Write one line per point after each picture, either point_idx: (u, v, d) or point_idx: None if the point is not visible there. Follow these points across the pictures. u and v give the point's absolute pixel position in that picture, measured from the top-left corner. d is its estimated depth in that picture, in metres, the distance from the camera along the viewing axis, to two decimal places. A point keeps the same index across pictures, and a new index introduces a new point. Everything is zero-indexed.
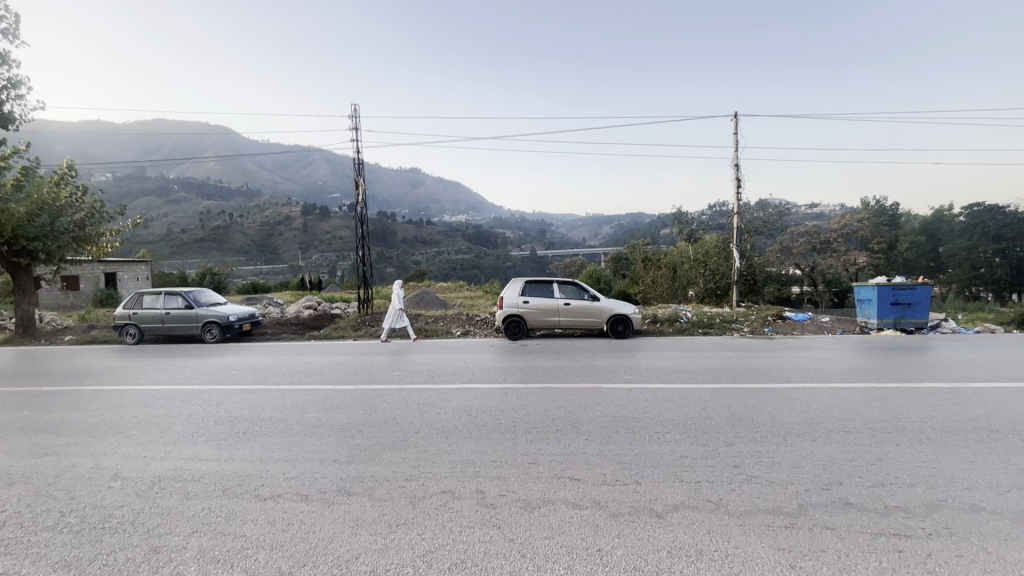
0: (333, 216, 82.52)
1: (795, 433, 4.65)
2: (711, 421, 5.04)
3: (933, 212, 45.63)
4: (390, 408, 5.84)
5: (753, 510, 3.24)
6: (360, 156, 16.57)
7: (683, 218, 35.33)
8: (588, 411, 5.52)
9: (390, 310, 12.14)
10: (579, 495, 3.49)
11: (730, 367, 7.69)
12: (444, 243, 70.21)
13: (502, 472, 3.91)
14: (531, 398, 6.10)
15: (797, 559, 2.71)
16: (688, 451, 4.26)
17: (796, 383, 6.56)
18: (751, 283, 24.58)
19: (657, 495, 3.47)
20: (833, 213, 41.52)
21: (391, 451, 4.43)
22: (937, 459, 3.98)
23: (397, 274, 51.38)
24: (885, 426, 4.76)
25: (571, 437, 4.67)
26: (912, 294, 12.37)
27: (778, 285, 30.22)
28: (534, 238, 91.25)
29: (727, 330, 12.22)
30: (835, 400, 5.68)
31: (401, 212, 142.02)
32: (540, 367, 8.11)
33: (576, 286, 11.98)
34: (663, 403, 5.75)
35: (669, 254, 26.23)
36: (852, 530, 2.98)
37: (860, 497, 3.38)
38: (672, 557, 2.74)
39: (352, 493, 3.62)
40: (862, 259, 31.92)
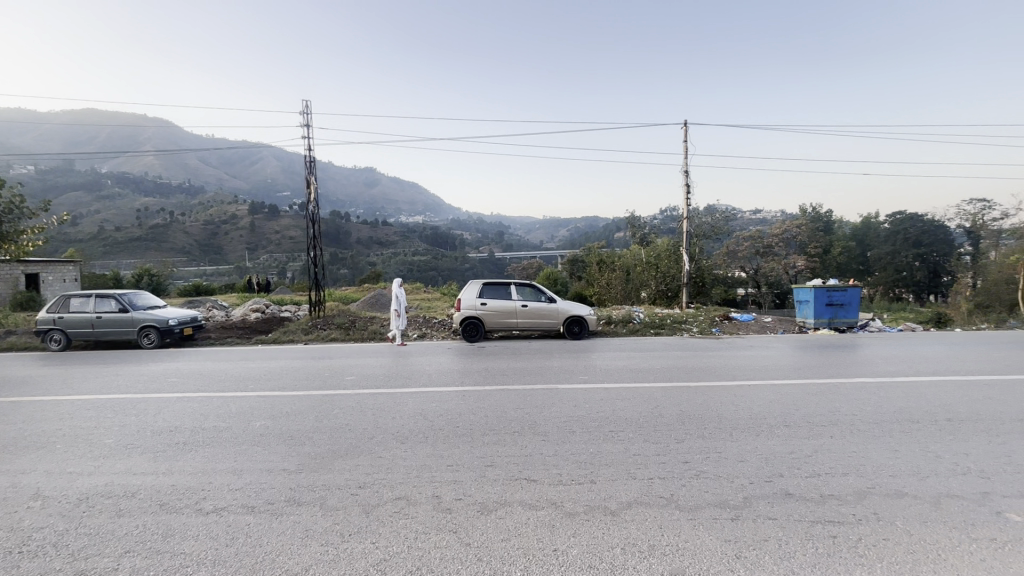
0: (284, 215, 79.61)
1: (740, 428, 4.88)
2: (662, 419, 5.20)
3: (862, 218, 49.15)
4: (343, 413, 5.69)
5: (701, 504, 3.36)
6: (312, 153, 16.03)
7: (636, 222, 36.48)
8: (545, 411, 5.58)
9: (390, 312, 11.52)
10: (536, 496, 3.52)
11: (680, 366, 7.98)
12: (400, 244, 69.13)
13: (458, 476, 3.89)
14: (488, 400, 6.09)
15: (742, 549, 2.83)
16: (641, 449, 4.37)
17: (740, 380, 6.88)
18: (700, 285, 25.62)
19: (612, 493, 3.55)
20: (774, 219, 43.98)
21: (344, 459, 4.31)
22: (865, 449, 4.28)
23: (351, 276, 50.13)
24: (821, 420, 5.07)
25: (528, 438, 4.70)
26: (844, 295, 13.25)
27: (724, 287, 31.69)
28: (491, 240, 91.39)
29: (678, 331, 12.67)
30: (776, 396, 6.00)
31: (355, 211, 138.45)
32: (497, 368, 8.11)
33: (534, 288, 12.08)
34: (617, 402, 5.89)
35: (623, 257, 26.95)
36: (791, 519, 3.15)
37: (799, 488, 3.58)
38: (625, 553, 2.81)
39: (302, 503, 3.49)
40: (800, 263, 33.94)
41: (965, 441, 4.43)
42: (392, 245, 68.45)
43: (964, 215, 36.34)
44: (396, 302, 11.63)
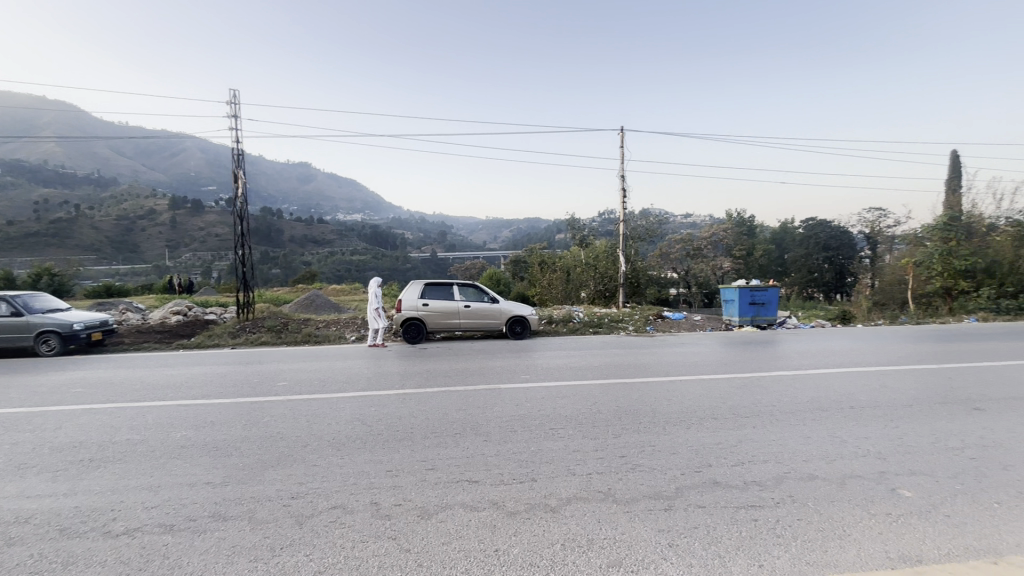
0: (209, 210, 74.49)
1: (673, 421, 5.12)
2: (601, 415, 5.35)
3: (780, 224, 53.28)
4: (275, 421, 5.39)
5: (637, 496, 3.50)
6: (240, 145, 15.08)
7: (576, 224, 37.45)
8: (487, 412, 5.59)
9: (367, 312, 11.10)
10: (477, 497, 3.51)
11: (616, 363, 8.27)
12: (338, 243, 66.73)
13: (398, 481, 3.81)
14: (430, 402, 6.01)
15: (675, 538, 2.97)
16: (580, 445, 4.48)
17: (672, 376, 7.23)
18: (635, 286, 26.70)
19: (552, 490, 3.61)
20: (703, 222, 46.67)
21: (275, 468, 4.09)
22: (783, 437, 4.63)
23: (284, 276, 47.76)
24: (744, 411, 5.44)
25: (469, 440, 4.68)
26: (765, 294, 14.27)
27: (658, 287, 33.24)
28: (433, 239, 90.21)
29: (615, 329, 13.12)
30: (704, 390, 6.35)
31: (288, 208, 131.72)
32: (439, 370, 8.01)
33: (476, 288, 12.06)
34: (557, 400, 6.00)
35: (564, 257, 27.53)
36: (718, 506, 3.35)
37: (725, 476, 3.81)
38: (565, 549, 2.86)
39: (229, 517, 3.28)
40: (726, 264, 36.24)
41: (865, 426, 4.91)
42: (329, 244, 65.93)
43: (864, 222, 40.24)
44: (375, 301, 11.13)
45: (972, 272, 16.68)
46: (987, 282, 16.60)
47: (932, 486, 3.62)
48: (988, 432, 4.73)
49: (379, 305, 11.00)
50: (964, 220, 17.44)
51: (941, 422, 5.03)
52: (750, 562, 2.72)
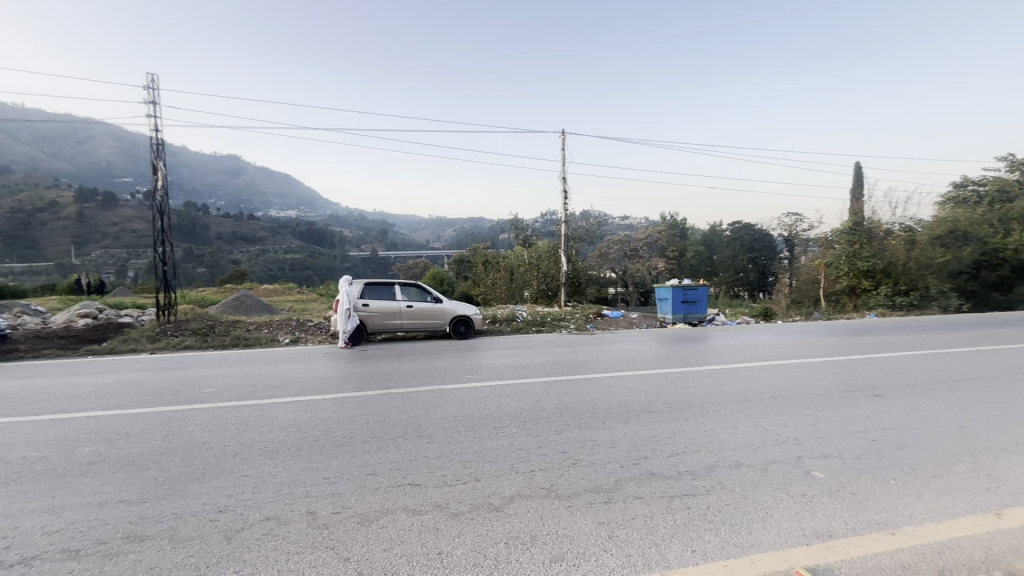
0: (122, 203, 68.30)
1: (612, 416, 5.30)
2: (544, 413, 5.43)
3: (710, 226, 56.43)
4: (200, 430, 5.04)
5: (579, 491, 3.59)
6: (159, 133, 13.93)
7: (519, 224, 37.80)
8: (430, 413, 5.51)
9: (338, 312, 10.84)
10: (419, 501, 3.45)
11: (559, 361, 8.42)
12: (270, 241, 63.37)
13: (336, 488, 3.67)
14: (370, 405, 5.85)
15: (614, 529, 3.07)
16: (524, 443, 4.53)
17: (611, 372, 7.47)
18: (576, 285, 27.34)
19: (495, 489, 3.62)
20: (640, 224, 48.62)
21: (201, 481, 3.83)
22: (712, 427, 4.92)
23: (210, 275, 44.72)
24: (678, 404, 5.72)
25: (412, 442, 4.60)
26: (695, 293, 15.07)
27: (598, 286, 34.23)
28: (374, 238, 87.81)
29: (557, 328, 13.37)
30: (640, 386, 6.62)
31: (215, 203, 123.46)
32: (379, 372, 7.79)
33: (419, 288, 11.87)
34: (501, 399, 6.03)
35: (508, 257, 27.71)
36: (654, 496, 3.50)
37: (660, 467, 3.99)
38: (509, 547, 2.88)
39: (147, 537, 3.03)
40: (661, 264, 37.99)
41: (784, 414, 5.32)
42: (261, 242, 62.48)
43: (782, 226, 43.48)
44: (344, 302, 10.91)
45: (873, 272, 18.44)
46: (885, 281, 18.37)
47: (841, 466, 3.98)
48: (886, 416, 5.27)
49: (349, 301, 10.75)
50: (865, 224, 19.26)
51: (848, 408, 5.54)
52: (684, 548, 2.87)
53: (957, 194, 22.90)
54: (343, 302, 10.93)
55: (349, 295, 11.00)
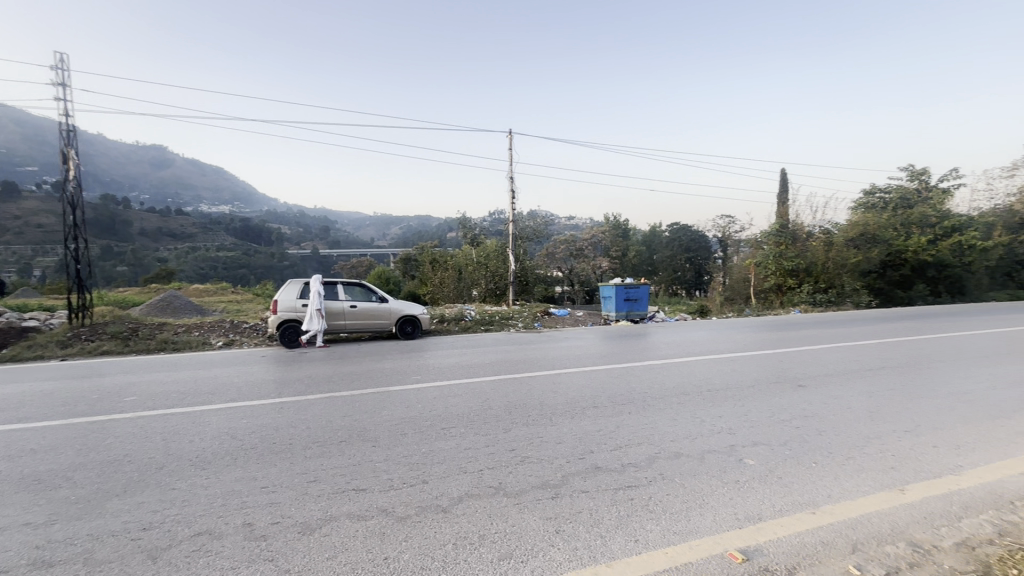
0: (27, 195, 61.77)
1: (559, 412, 5.40)
2: (491, 411, 5.45)
3: (650, 227, 58.73)
4: (121, 442, 4.65)
5: (526, 487, 3.63)
6: (70, 118, 12.67)
7: (467, 223, 37.66)
8: (375, 416, 5.38)
9: (308, 312, 10.55)
10: (365, 506, 3.37)
11: (507, 360, 8.47)
12: (201, 238, 59.50)
13: (275, 497, 3.50)
14: (312, 410, 5.63)
15: (561, 524, 3.13)
16: (472, 442, 4.52)
17: (558, 370, 7.61)
18: (524, 284, 27.61)
19: (443, 490, 3.59)
20: (585, 224, 49.88)
21: (121, 498, 3.53)
22: (654, 420, 5.13)
23: (132, 275, 41.40)
24: (622, 399, 5.92)
25: (357, 447, 4.47)
26: (637, 291, 15.63)
27: (545, 285, 34.76)
28: (316, 236, 84.61)
29: (505, 327, 13.43)
30: (586, 382, 6.79)
31: (137, 196, 114.29)
32: (321, 375, 7.51)
33: (363, 287, 11.55)
34: (449, 399, 5.98)
35: (456, 256, 27.54)
36: (599, 489, 3.60)
37: (605, 461, 4.11)
38: (457, 548, 2.87)
39: (58, 563, 2.77)
40: (605, 264, 39.13)
41: (718, 406, 5.64)
42: (191, 239, 58.55)
43: (717, 227, 45.93)
44: (317, 301, 10.59)
45: (797, 271, 19.91)
46: (807, 279, 19.84)
47: (769, 453, 4.26)
48: (808, 404, 5.70)
49: (316, 304, 10.40)
50: (790, 227, 20.73)
51: (775, 398, 5.94)
52: (628, 538, 2.97)
53: (868, 200, 25.03)
54: (314, 302, 10.58)
55: (318, 296, 10.62)
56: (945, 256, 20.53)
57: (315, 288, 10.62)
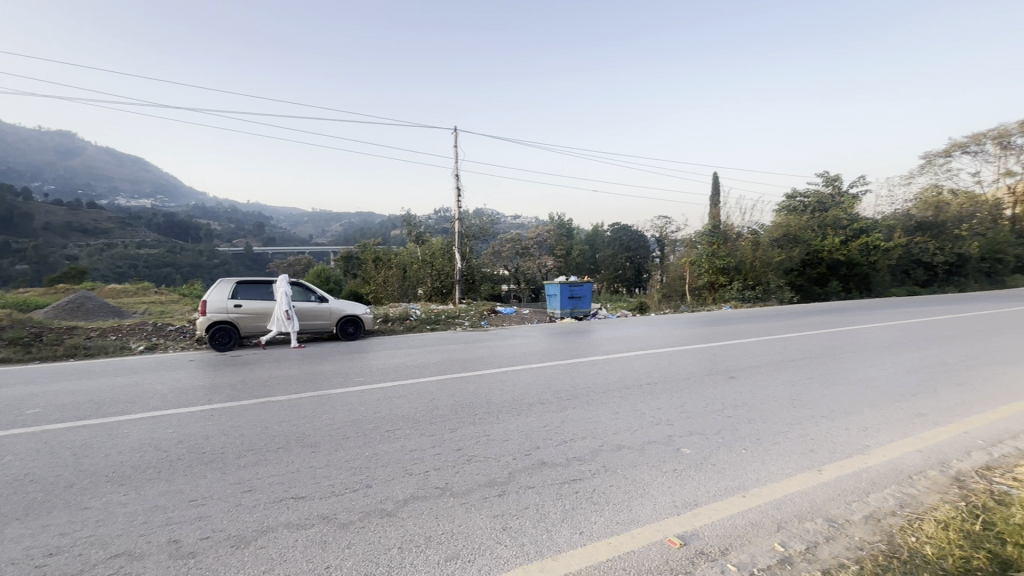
0: None
1: (505, 410, 5.43)
2: (437, 411, 5.39)
3: (593, 227, 60.30)
4: (22, 460, 4.19)
5: (473, 486, 3.62)
6: None
7: (412, 220, 37.04)
8: (316, 420, 5.18)
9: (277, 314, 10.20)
10: (304, 515, 3.22)
11: (453, 359, 8.41)
12: (118, 234, 54.68)
13: (205, 511, 3.29)
14: (246, 416, 5.34)
15: (508, 521, 3.15)
16: (418, 443, 4.46)
17: (504, 367, 7.66)
18: (470, 282, 27.50)
19: (388, 494, 3.51)
20: (530, 223, 50.46)
21: (23, 521, 3.19)
22: (597, 414, 5.28)
23: (35, 274, 37.37)
24: (567, 394, 6.04)
25: (295, 453, 4.29)
26: (581, 289, 16.01)
27: (492, 283, 34.81)
28: (250, 232, 80.14)
29: (451, 326, 13.33)
30: (533, 378, 6.87)
31: (40, 186, 103.19)
32: (257, 379, 7.13)
33: (301, 287, 11.06)
34: (393, 400, 5.86)
35: (400, 254, 26.98)
36: (545, 484, 3.66)
37: (551, 455, 4.18)
38: (404, 552, 2.81)
39: None
40: (549, 262, 39.82)
41: (657, 398, 5.90)
42: (106, 234, 53.68)
43: (654, 227, 47.72)
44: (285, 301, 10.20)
45: (727, 270, 21.12)
46: (736, 277, 21.10)
47: (703, 442, 4.51)
48: (737, 394, 6.08)
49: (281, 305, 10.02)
50: (720, 228, 21.99)
51: (708, 389, 6.30)
52: (573, 531, 3.04)
53: (789, 203, 26.95)
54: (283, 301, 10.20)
55: (286, 296, 10.24)
56: (855, 255, 22.48)
57: (281, 287, 10.23)
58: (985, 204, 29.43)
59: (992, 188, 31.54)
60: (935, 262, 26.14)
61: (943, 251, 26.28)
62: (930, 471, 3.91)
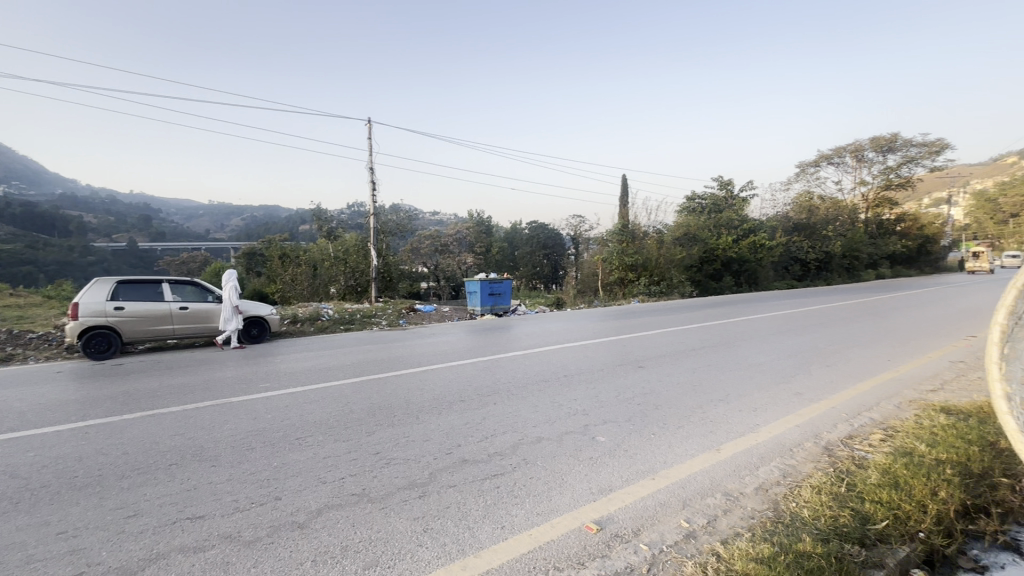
0: None
1: (424, 409, 5.33)
2: (354, 415, 5.17)
3: (511, 225, 61.06)
4: None
5: (392, 490, 3.52)
6: None
7: (322, 215, 35.15)
8: (215, 431, 4.74)
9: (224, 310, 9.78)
10: (202, 535, 2.94)
11: (369, 359, 8.11)
12: None
13: (79, 543, 2.88)
14: (130, 431, 4.75)
15: (429, 522, 3.10)
16: (332, 450, 4.24)
17: (423, 366, 7.53)
18: (387, 280, 26.65)
19: (300, 505, 3.31)
20: (449, 220, 49.97)
21: None
22: (516, 408, 5.37)
23: None
24: (487, 391, 6.08)
25: (190, 469, 3.89)
26: (501, 286, 16.15)
27: (411, 281, 34.00)
28: (132, 225, 71.43)
29: (367, 325, 12.85)
30: (453, 376, 6.83)
31: None
32: (143, 390, 6.37)
33: (196, 287, 10.06)
34: (304, 405, 5.53)
35: (310, 250, 25.46)
36: (467, 482, 3.64)
37: (471, 453, 4.18)
38: (318, 564, 2.66)
39: None
40: (469, 259, 39.76)
41: (573, 390, 6.12)
42: None
43: (569, 225, 49.31)
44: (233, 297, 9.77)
45: (636, 266, 22.41)
46: (644, 273, 22.46)
47: (617, 429, 4.75)
48: (646, 382, 6.50)
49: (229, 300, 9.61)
50: (629, 227, 23.31)
51: (620, 378, 6.67)
52: (494, 526, 3.06)
53: (689, 205, 29.20)
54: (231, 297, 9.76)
55: (234, 291, 9.83)
56: (744, 253, 24.86)
57: (229, 282, 9.79)
58: (845, 209, 33.99)
59: (851, 195, 36.47)
60: (809, 259, 29.66)
61: (814, 249, 29.96)
62: (807, 443, 4.44)
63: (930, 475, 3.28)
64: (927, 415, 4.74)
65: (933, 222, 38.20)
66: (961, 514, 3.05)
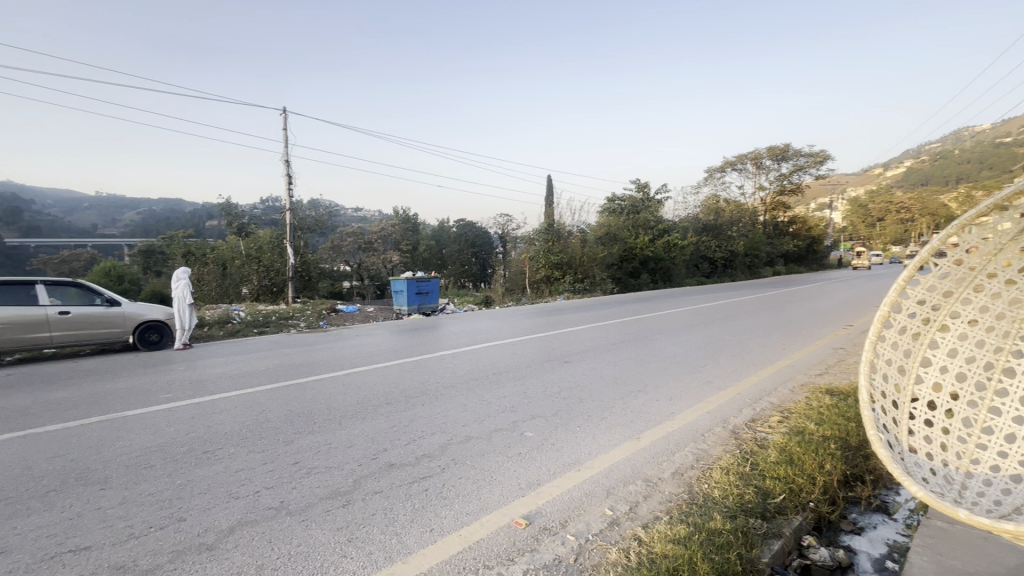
0: None
1: (348, 415, 5.12)
2: (270, 424, 4.85)
3: (438, 223, 60.36)
4: None
5: (314, 501, 3.34)
6: None
7: (232, 210, 32.52)
8: (105, 450, 4.24)
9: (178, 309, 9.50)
10: (89, 569, 2.62)
11: (287, 364, 7.65)
12: None
13: None
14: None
15: (354, 532, 2.97)
16: (245, 462, 3.94)
17: (346, 369, 7.22)
18: (306, 279, 25.26)
19: (209, 524, 3.05)
20: (373, 218, 48.37)
21: None
22: (445, 409, 5.31)
23: None
24: (415, 392, 5.95)
25: (73, 494, 3.44)
26: (428, 284, 15.89)
27: (332, 280, 32.50)
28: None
29: (284, 327, 12.09)
30: (378, 379, 6.61)
31: None
32: (11, 408, 5.52)
33: (80, 288, 8.89)
34: (213, 416, 5.09)
35: (219, 247, 23.49)
36: (393, 487, 3.54)
37: (398, 457, 4.07)
38: None
39: None
40: (394, 257, 38.75)
41: (502, 387, 6.17)
42: None
43: (497, 224, 49.64)
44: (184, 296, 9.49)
45: (561, 265, 23.02)
46: (569, 272, 23.14)
47: (544, 424, 4.85)
48: (572, 377, 6.70)
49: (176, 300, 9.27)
50: (554, 226, 23.88)
51: (547, 374, 6.82)
52: (423, 530, 3.01)
53: (611, 206, 30.45)
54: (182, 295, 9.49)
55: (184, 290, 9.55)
56: (660, 252, 26.41)
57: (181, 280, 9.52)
58: (747, 211, 37.11)
59: (752, 199, 39.87)
60: (717, 257, 32.09)
61: (721, 248, 32.46)
62: (717, 428, 4.80)
63: (818, 449, 3.69)
64: (815, 397, 5.31)
65: (819, 225, 42.80)
66: (843, 483, 3.47)
